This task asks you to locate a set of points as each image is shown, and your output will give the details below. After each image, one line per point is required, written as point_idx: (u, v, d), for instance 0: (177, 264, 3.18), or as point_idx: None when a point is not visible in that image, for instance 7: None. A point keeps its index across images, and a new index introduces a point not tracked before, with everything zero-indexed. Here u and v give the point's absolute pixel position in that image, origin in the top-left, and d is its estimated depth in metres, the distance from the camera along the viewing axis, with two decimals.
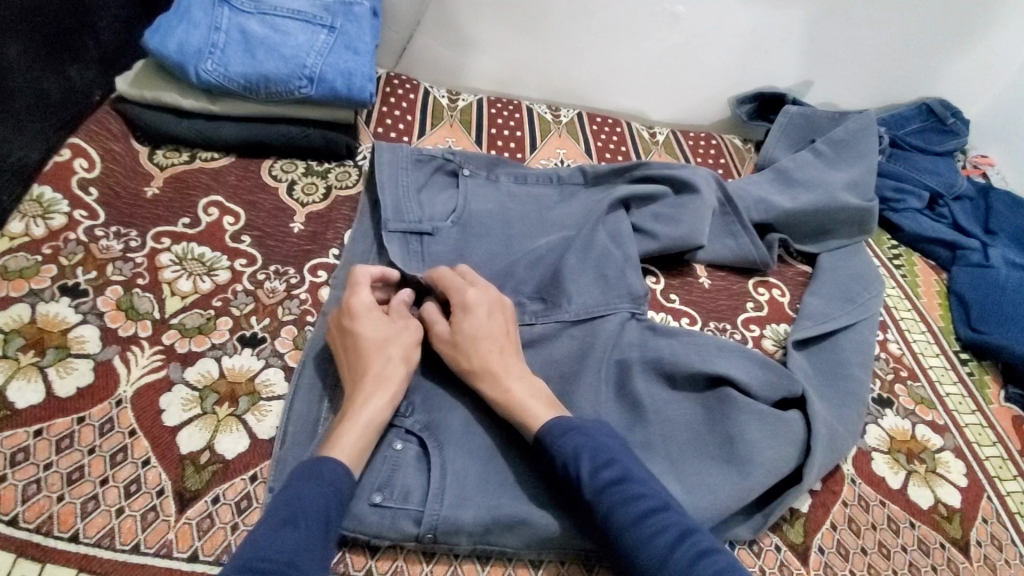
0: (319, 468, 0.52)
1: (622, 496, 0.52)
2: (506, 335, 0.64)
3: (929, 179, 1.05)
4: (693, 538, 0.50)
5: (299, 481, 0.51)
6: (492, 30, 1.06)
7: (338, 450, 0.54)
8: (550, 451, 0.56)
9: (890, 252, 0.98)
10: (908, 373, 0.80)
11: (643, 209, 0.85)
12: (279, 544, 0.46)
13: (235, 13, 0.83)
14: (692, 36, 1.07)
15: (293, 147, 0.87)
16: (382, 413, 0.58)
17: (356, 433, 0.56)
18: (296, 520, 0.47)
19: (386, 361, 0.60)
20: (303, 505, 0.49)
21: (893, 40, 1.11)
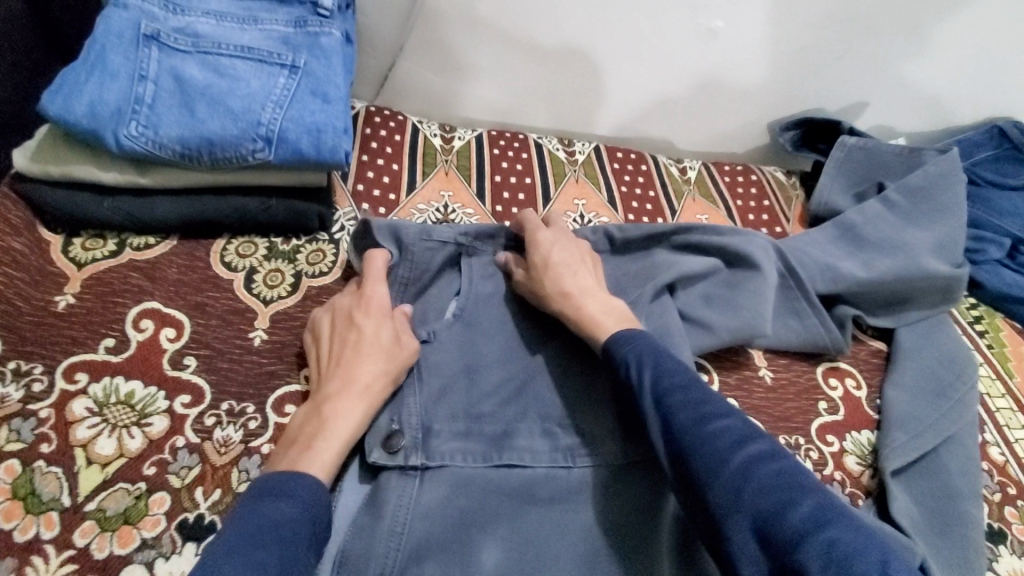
0: (293, 479, 0.47)
1: (685, 400, 0.49)
2: (575, 263, 0.66)
3: (1012, 223, 0.88)
4: (753, 443, 0.45)
5: (267, 487, 0.46)
6: (491, 50, 0.87)
7: (304, 465, 0.49)
8: (613, 359, 0.55)
9: (971, 315, 0.83)
10: (1017, 490, 0.66)
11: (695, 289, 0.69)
12: (254, 562, 0.40)
13: (166, 54, 0.65)
14: (731, 55, 0.89)
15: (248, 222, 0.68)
16: (353, 426, 0.53)
17: (332, 444, 0.51)
18: (275, 534, 0.42)
19: (374, 365, 0.56)
20: (263, 519, 0.43)
21: (965, 54, 0.93)
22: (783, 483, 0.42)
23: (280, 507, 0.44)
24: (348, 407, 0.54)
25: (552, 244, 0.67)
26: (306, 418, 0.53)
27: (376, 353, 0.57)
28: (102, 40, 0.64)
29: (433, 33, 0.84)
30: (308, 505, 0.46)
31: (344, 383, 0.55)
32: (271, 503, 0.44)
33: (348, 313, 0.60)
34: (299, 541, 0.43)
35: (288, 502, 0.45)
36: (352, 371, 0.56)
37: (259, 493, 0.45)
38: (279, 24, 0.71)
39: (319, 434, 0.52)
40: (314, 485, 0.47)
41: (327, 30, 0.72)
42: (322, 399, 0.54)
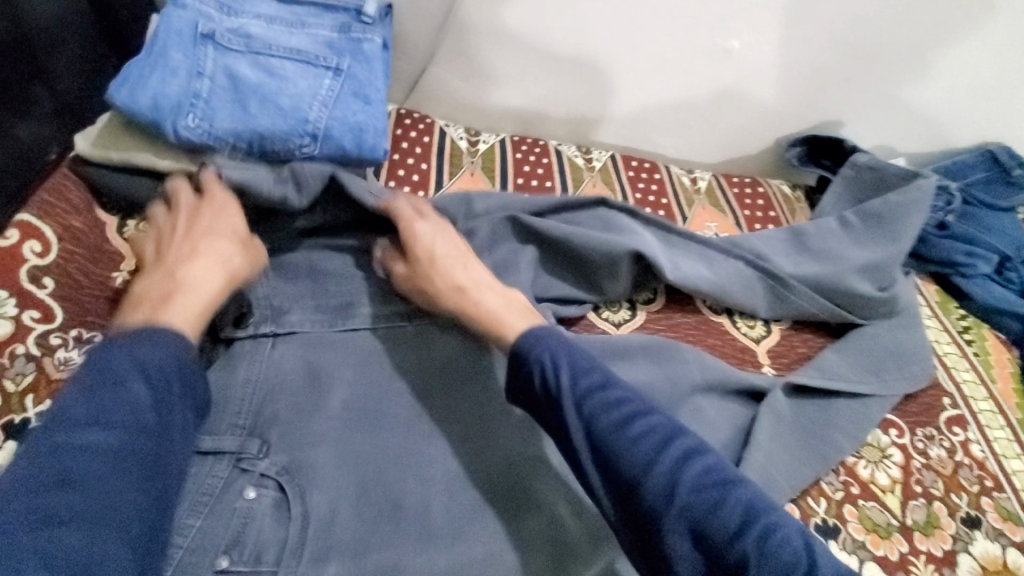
0: (152, 335, 0.48)
1: (605, 402, 0.51)
2: (461, 256, 0.64)
3: (999, 240, 0.95)
4: (678, 440, 0.49)
5: (113, 348, 0.47)
6: (517, 60, 0.92)
7: (165, 317, 0.51)
8: (522, 359, 0.55)
9: (959, 324, 0.88)
10: (993, 483, 0.73)
11: (671, 256, 0.78)
12: (115, 409, 0.44)
13: (222, 53, 0.70)
14: (743, 74, 0.95)
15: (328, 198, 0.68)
16: (210, 292, 0.56)
17: (196, 297, 0.54)
18: (153, 383, 0.46)
19: (226, 246, 0.59)
20: (118, 369, 0.45)
21: (964, 79, 0.99)
22: (711, 483, 0.47)
23: (139, 357, 0.46)
24: (207, 268, 0.57)
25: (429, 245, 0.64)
26: (154, 284, 0.54)
27: (230, 235, 0.60)
28: (162, 37, 0.68)
29: (465, 41, 0.90)
30: (170, 361, 0.47)
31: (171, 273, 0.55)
32: (109, 363, 0.45)
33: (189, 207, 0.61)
34: (162, 386, 0.46)
35: (154, 355, 0.47)
36: (194, 261, 0.57)
37: (121, 345, 0.47)
38: (325, 29, 0.76)
39: (178, 292, 0.54)
40: (181, 340, 0.49)
41: (369, 37, 0.77)
42: (166, 267, 0.56)
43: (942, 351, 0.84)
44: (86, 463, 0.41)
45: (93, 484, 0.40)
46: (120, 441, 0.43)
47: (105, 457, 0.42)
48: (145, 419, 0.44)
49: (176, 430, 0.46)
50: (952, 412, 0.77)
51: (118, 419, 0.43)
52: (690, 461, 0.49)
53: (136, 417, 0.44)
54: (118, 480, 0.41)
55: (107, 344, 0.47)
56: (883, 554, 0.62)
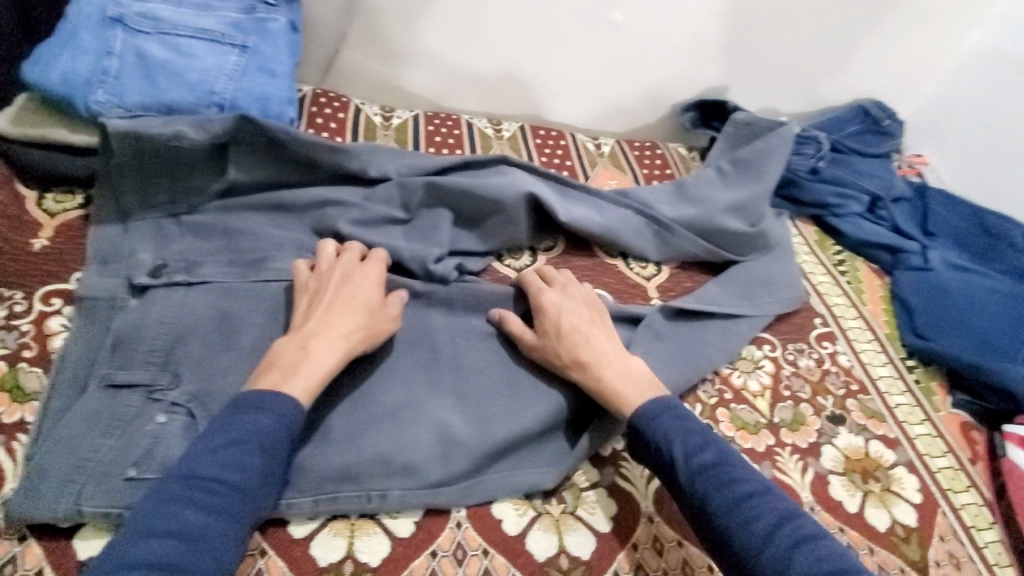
0: (272, 398, 0.55)
1: (719, 480, 0.58)
2: (587, 326, 0.69)
3: (868, 182, 1.05)
4: (788, 523, 0.55)
5: (242, 411, 0.54)
6: (424, 41, 1.00)
7: (286, 386, 0.56)
8: (643, 435, 0.62)
9: (834, 258, 0.98)
10: (858, 387, 0.80)
11: (566, 203, 0.86)
12: (226, 467, 0.50)
13: (130, 34, 0.75)
14: (634, 46, 1.04)
15: (236, 142, 0.72)
16: (333, 360, 0.60)
17: (312, 372, 0.58)
18: (249, 446, 0.52)
19: (354, 323, 0.63)
20: (238, 431, 0.52)
21: (831, 41, 1.10)
22: (822, 567, 0.52)
23: (258, 421, 0.53)
24: (328, 345, 0.60)
25: (580, 326, 0.69)
26: (294, 350, 0.59)
27: (362, 312, 0.64)
28: (73, 21, 0.73)
29: (371, 23, 0.97)
30: (279, 430, 0.53)
31: (309, 337, 0.61)
32: (236, 419, 0.53)
33: (342, 271, 0.68)
34: (268, 454, 0.52)
35: (268, 419, 0.53)
36: (330, 320, 0.62)
37: (245, 408, 0.54)
38: (231, 12, 0.82)
39: (302, 361, 0.58)
40: (293, 404, 0.55)
41: (273, 17, 0.83)
42: (302, 335, 0.61)
43: (817, 280, 0.93)
44: (197, 518, 0.48)
45: (201, 538, 0.47)
46: (224, 502, 0.49)
47: (211, 510, 0.48)
48: (248, 480, 0.51)
49: (269, 483, 0.52)
50: (822, 330, 0.85)
51: (227, 476, 0.50)
52: (804, 546, 0.54)
53: (246, 469, 0.51)
54: (216, 528, 0.48)
55: (236, 408, 0.54)
56: (749, 447, 0.70)
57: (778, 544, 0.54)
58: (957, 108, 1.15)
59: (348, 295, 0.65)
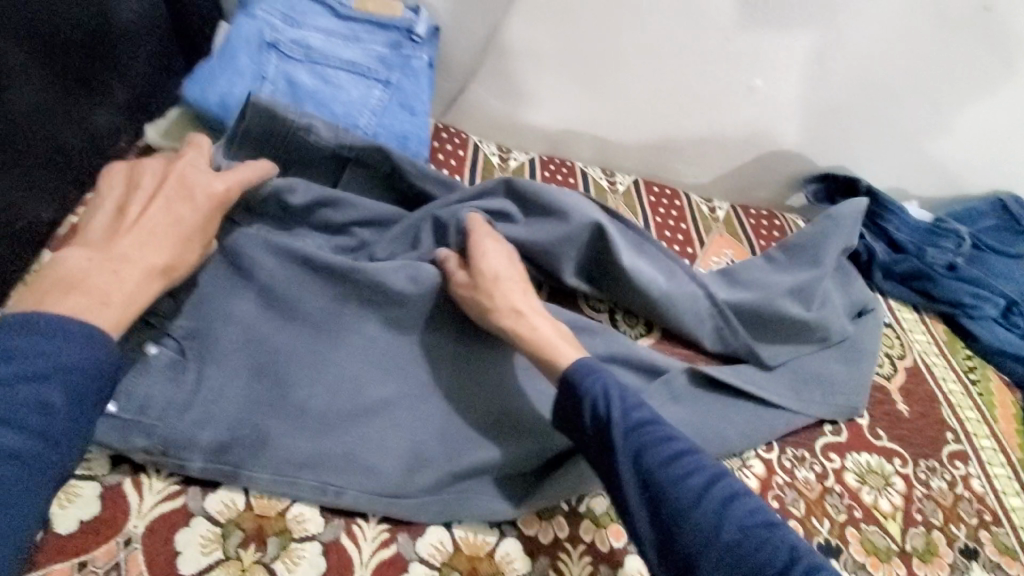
0: (69, 323, 0.45)
1: (653, 438, 0.53)
2: (520, 282, 0.66)
3: (1006, 285, 0.98)
4: (722, 482, 0.51)
5: (31, 339, 0.44)
6: (552, 84, 0.98)
7: (93, 315, 0.46)
8: (574, 390, 0.57)
9: (965, 364, 0.91)
10: (991, 517, 0.74)
11: (637, 254, 0.74)
12: (40, 408, 0.42)
13: (284, 61, 0.76)
14: (764, 112, 1.00)
15: (356, 160, 0.70)
16: (145, 298, 0.50)
17: (129, 300, 0.49)
18: (61, 381, 0.43)
19: (168, 217, 0.53)
20: (39, 363, 0.43)
21: (973, 129, 1.03)
22: (755, 524, 0.49)
23: (64, 352, 0.44)
24: (140, 273, 0.50)
25: (505, 277, 0.64)
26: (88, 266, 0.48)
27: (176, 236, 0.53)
28: (233, 42, 0.74)
29: (502, 62, 0.95)
30: (86, 361, 0.45)
31: (130, 232, 0.51)
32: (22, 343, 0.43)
33: (177, 174, 0.56)
34: (80, 394, 0.44)
35: (74, 350, 0.44)
36: (148, 222, 0.52)
37: (30, 330, 0.44)
38: (377, 45, 0.82)
39: (117, 290, 0.48)
40: (97, 336, 0.46)
41: (417, 54, 0.84)
42: (104, 244, 0.51)
43: (947, 387, 0.86)
44: None
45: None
46: (24, 450, 0.41)
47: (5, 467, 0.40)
48: (52, 425, 0.43)
49: (81, 427, 0.44)
50: (954, 447, 0.79)
51: (27, 421, 0.42)
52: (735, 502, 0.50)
53: (43, 417, 0.42)
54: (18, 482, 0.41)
55: (25, 327, 0.44)
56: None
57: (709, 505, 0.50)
58: None
59: (202, 176, 0.57)
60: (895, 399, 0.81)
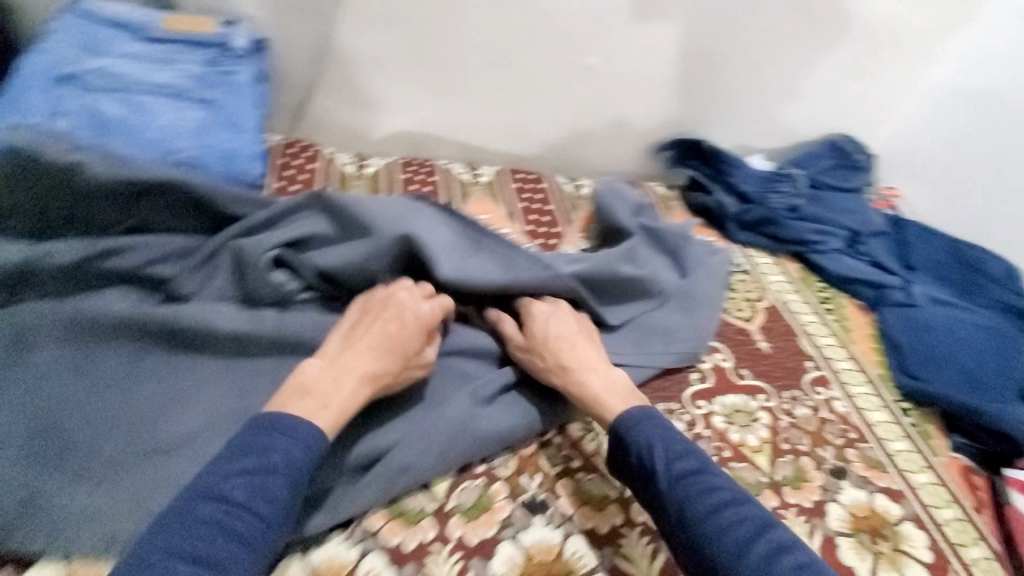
0: (275, 432, 0.52)
1: (699, 487, 0.56)
2: (589, 338, 0.71)
3: (845, 218, 1.05)
4: (768, 532, 0.53)
5: (258, 433, 0.52)
6: (396, 87, 0.97)
7: (317, 416, 0.55)
8: (625, 442, 0.61)
9: (819, 295, 0.98)
10: (857, 435, 0.77)
11: (462, 251, 0.72)
12: (241, 477, 0.49)
13: (85, 93, 0.71)
14: (608, 89, 1.03)
15: (156, 191, 0.67)
16: (359, 399, 0.58)
17: (333, 409, 0.56)
18: (274, 469, 0.50)
19: (379, 353, 0.61)
20: (256, 450, 0.51)
21: (800, 79, 1.10)
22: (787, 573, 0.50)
23: (272, 447, 0.51)
24: (354, 381, 0.58)
25: (575, 337, 0.69)
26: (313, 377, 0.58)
27: (395, 352, 0.61)
28: (22, 83, 0.69)
29: (342, 71, 0.93)
30: (302, 457, 0.52)
31: (333, 358, 0.60)
32: (259, 442, 0.52)
33: (397, 303, 0.65)
34: (292, 475, 0.51)
35: (295, 445, 0.52)
36: (350, 350, 0.61)
37: (268, 428, 0.53)
38: (193, 65, 0.78)
39: (336, 394, 0.57)
40: (314, 432, 0.54)
41: (238, 69, 0.80)
42: (326, 359, 0.60)
43: (804, 319, 0.93)
44: (201, 545, 0.46)
45: (223, 559, 0.46)
46: (246, 528, 0.47)
47: (203, 530, 0.46)
48: (277, 496, 0.50)
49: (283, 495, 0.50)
50: (815, 375, 0.84)
51: (236, 492, 0.49)
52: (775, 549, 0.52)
53: (268, 484, 0.50)
54: (241, 556, 0.46)
55: (253, 428, 0.53)
56: None
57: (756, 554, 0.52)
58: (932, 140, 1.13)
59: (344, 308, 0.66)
60: (755, 337, 0.87)
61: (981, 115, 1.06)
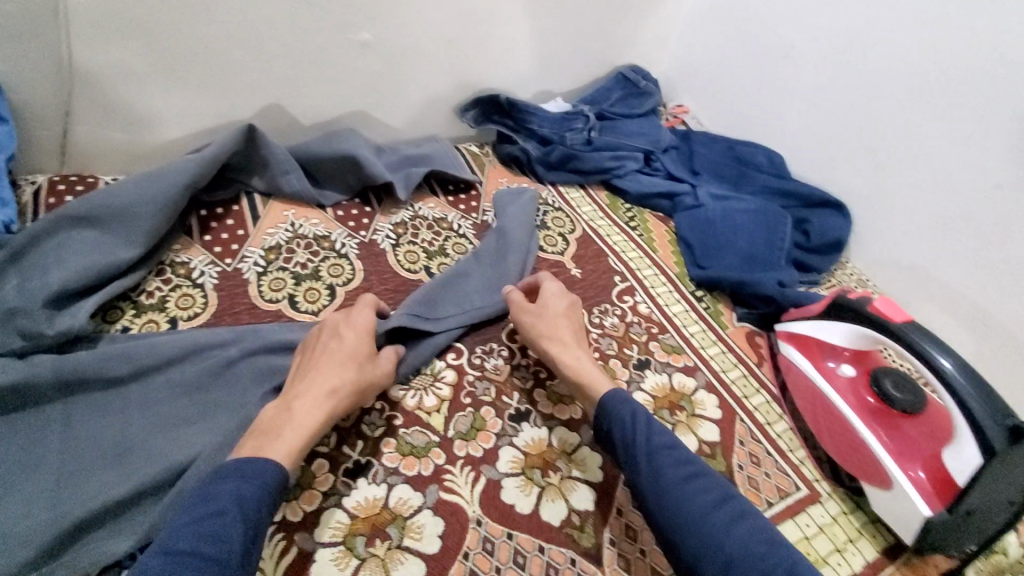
0: (249, 464, 0.53)
1: (673, 458, 0.60)
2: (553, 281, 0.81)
3: (637, 140, 1.17)
4: (733, 500, 0.58)
5: (205, 488, 0.51)
6: (164, 99, 0.93)
7: (270, 452, 0.55)
8: (608, 415, 0.64)
9: (626, 216, 1.08)
10: (658, 329, 0.87)
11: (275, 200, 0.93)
12: (196, 529, 0.48)
13: None
14: (393, 60, 1.04)
15: None
16: (313, 426, 0.58)
17: (298, 432, 0.57)
18: (222, 510, 0.49)
19: (334, 370, 0.62)
20: (217, 502, 0.49)
21: (577, 20, 1.15)
22: (758, 540, 0.54)
23: (225, 489, 0.50)
24: (312, 403, 0.59)
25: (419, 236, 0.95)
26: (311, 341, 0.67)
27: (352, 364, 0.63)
28: None
29: (89, 89, 0.87)
30: (259, 492, 0.51)
31: (289, 392, 0.61)
32: (209, 493, 0.50)
33: (336, 326, 0.67)
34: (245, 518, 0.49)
35: (249, 484, 0.51)
36: (314, 375, 0.62)
37: (223, 475, 0.52)
38: None
39: (287, 422, 0.57)
40: (274, 468, 0.53)
41: None
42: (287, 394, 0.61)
43: (612, 239, 1.02)
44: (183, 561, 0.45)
45: None
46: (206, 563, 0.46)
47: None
48: (230, 551, 0.47)
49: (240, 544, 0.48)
50: (621, 286, 0.93)
51: (185, 543, 0.47)
52: (743, 520, 0.56)
53: (220, 546, 0.47)
54: None
55: (214, 475, 0.52)
56: (567, 418, 0.72)
57: (721, 518, 0.55)
58: (702, 54, 1.25)
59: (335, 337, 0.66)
60: (568, 266, 0.95)
61: (734, 23, 1.16)
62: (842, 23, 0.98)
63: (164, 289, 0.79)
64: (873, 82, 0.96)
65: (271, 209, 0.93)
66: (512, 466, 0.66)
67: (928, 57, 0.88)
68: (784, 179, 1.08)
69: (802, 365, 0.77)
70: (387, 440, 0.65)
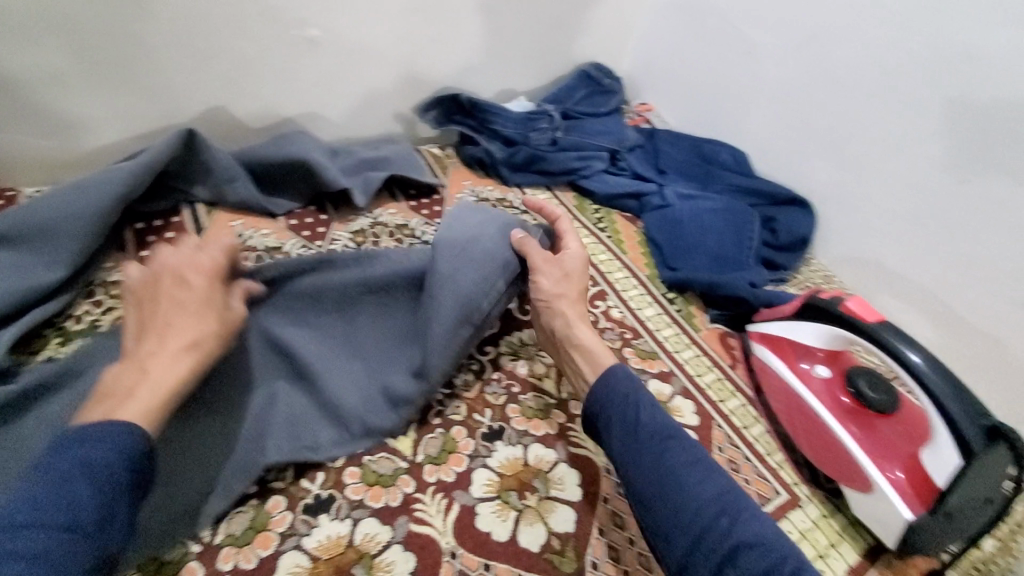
0: (105, 430, 0.47)
1: (668, 438, 0.58)
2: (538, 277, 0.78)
3: (602, 140, 1.15)
4: (718, 479, 0.56)
5: (51, 457, 0.45)
6: (91, 103, 0.85)
7: (124, 413, 0.49)
8: (606, 395, 0.62)
9: (593, 217, 1.05)
10: (631, 334, 0.84)
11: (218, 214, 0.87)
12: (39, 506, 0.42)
13: None
14: (346, 60, 0.99)
15: None
16: (178, 378, 0.53)
17: (156, 387, 0.51)
18: (72, 481, 0.44)
19: (185, 320, 0.56)
20: (64, 469, 0.44)
21: (538, 17, 1.12)
22: (745, 524, 0.53)
23: (77, 458, 0.44)
24: (167, 360, 0.53)
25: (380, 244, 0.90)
26: (150, 281, 0.59)
27: (206, 310, 0.58)
28: None
29: (6, 94, 0.79)
30: (119, 458, 0.46)
31: (137, 354, 0.54)
32: (55, 462, 0.44)
33: (178, 270, 0.60)
34: (103, 485, 0.44)
35: (102, 450, 0.45)
36: (166, 329, 0.55)
37: (70, 442, 0.46)
38: None
39: (145, 379, 0.51)
40: (136, 431, 0.48)
41: None
42: (137, 356, 0.53)
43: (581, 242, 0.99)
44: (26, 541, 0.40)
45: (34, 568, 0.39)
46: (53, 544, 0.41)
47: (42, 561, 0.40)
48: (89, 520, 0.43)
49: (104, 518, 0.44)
50: (592, 290, 0.90)
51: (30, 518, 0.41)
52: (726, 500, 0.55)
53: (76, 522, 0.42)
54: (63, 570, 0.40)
55: (62, 441, 0.46)
56: (542, 434, 0.68)
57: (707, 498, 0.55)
58: (664, 51, 1.24)
59: (186, 285, 0.59)
60: None
61: (695, 20, 1.16)
62: (800, 19, 0.99)
63: (94, 312, 0.72)
64: (831, 79, 0.97)
65: (215, 221, 0.86)
66: (487, 490, 0.62)
67: (884, 53, 0.89)
68: (749, 176, 1.08)
69: (775, 365, 0.75)
70: (350, 470, 0.61)
